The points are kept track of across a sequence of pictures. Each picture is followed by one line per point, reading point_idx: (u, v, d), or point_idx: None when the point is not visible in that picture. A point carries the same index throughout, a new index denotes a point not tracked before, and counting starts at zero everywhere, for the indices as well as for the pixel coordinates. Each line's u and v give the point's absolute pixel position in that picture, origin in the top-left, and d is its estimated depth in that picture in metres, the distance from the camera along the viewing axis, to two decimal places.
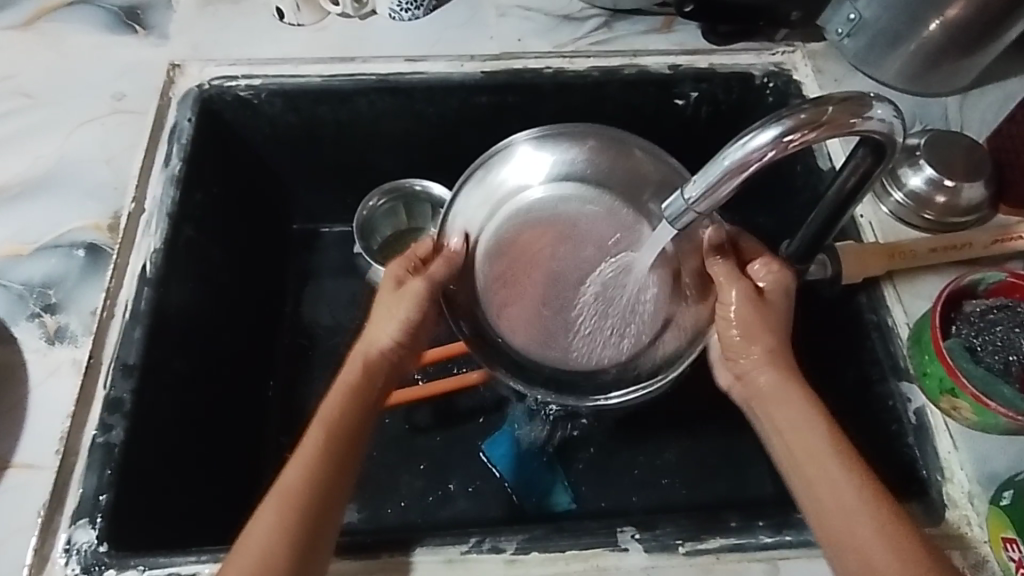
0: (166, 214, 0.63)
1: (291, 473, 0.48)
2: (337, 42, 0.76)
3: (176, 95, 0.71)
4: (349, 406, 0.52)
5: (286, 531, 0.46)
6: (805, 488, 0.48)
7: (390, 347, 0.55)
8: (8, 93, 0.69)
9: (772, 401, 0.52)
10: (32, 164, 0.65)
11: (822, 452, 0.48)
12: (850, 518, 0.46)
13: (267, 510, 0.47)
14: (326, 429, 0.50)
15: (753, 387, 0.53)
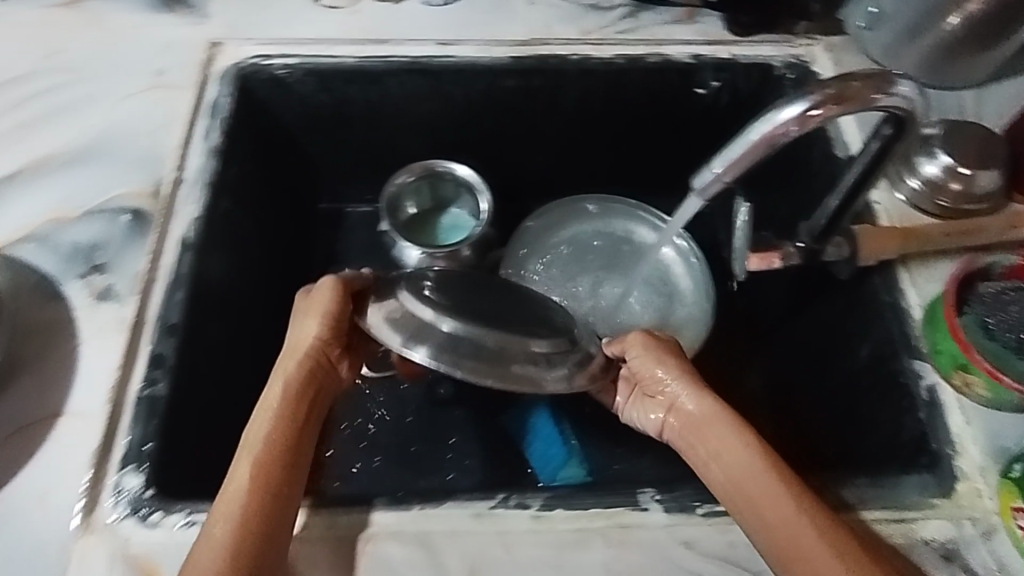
0: (206, 184, 0.66)
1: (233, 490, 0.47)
2: (371, 25, 0.78)
3: (215, 72, 0.73)
4: (273, 425, 0.51)
5: (242, 543, 0.45)
6: (743, 502, 0.49)
7: (315, 351, 0.56)
8: (53, 66, 0.72)
9: (700, 428, 0.54)
10: (77, 134, 0.68)
11: (744, 462, 0.50)
12: (790, 530, 0.47)
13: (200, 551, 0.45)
14: (264, 445, 0.50)
15: (685, 417, 0.55)
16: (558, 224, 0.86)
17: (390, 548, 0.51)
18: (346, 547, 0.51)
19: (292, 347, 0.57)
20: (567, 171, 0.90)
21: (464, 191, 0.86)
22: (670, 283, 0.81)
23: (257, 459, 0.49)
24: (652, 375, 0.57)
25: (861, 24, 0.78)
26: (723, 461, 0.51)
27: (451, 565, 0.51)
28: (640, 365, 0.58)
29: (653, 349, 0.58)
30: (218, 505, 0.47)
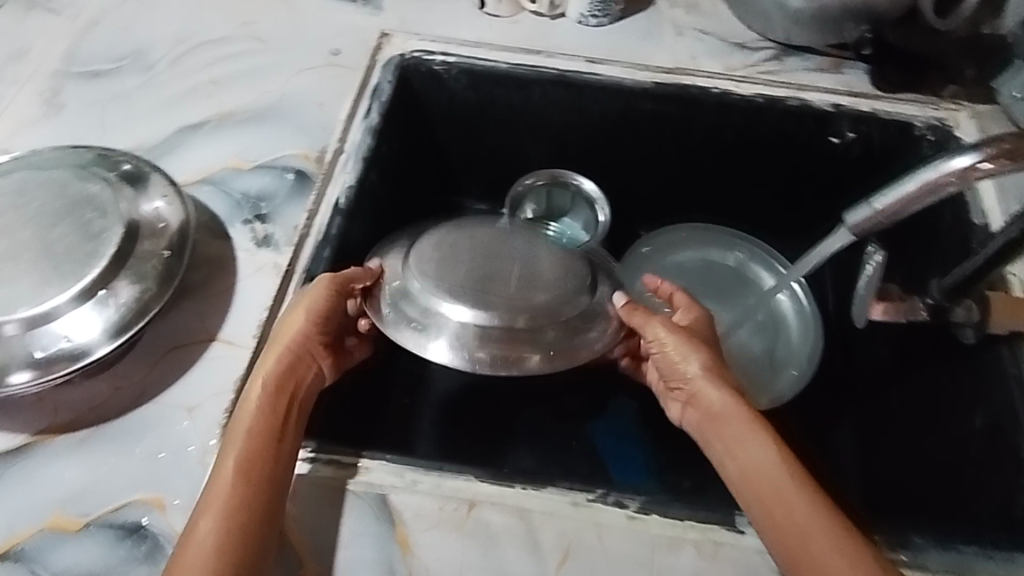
0: (361, 158, 0.71)
1: (224, 473, 0.49)
2: (527, 36, 0.83)
3: (381, 60, 0.80)
4: (264, 402, 0.53)
5: (237, 520, 0.47)
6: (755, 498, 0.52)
7: (305, 323, 0.58)
8: (246, 35, 0.79)
9: (720, 421, 0.56)
10: (255, 97, 0.75)
11: (753, 457, 0.53)
12: (806, 538, 0.48)
13: (206, 517, 0.47)
14: (247, 436, 0.51)
15: (703, 411, 0.58)
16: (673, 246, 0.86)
17: (490, 516, 0.53)
18: (448, 507, 0.53)
19: (285, 331, 0.58)
20: (687, 198, 0.91)
21: (581, 205, 0.88)
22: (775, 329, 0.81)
23: (244, 437, 0.51)
24: (674, 358, 0.61)
25: (1016, 95, 0.77)
26: (740, 461, 0.53)
27: (544, 544, 0.52)
28: (662, 346, 0.61)
29: (676, 336, 0.61)
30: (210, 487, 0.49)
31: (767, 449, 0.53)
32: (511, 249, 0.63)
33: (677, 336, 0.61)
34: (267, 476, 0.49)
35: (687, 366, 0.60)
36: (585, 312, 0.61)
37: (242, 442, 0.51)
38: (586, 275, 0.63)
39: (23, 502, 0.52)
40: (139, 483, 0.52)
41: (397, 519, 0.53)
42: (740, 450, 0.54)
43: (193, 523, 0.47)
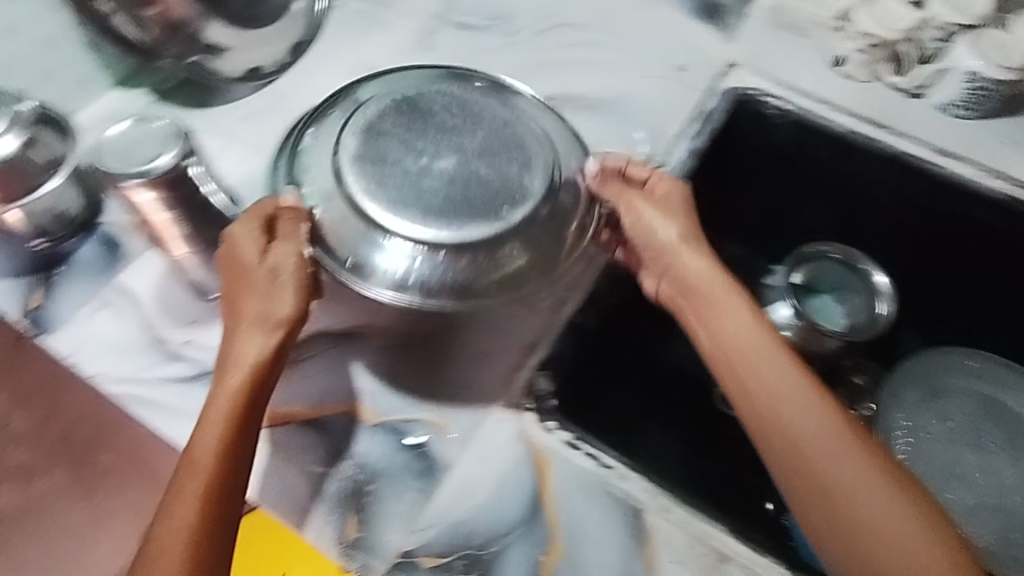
0: (680, 176, 0.74)
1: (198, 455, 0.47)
2: (876, 107, 0.79)
3: (719, 87, 0.80)
4: (220, 397, 0.49)
5: (213, 499, 0.45)
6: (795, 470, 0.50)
7: (270, 276, 0.53)
8: (600, 29, 0.83)
9: (754, 363, 0.54)
10: (601, 90, 0.78)
11: (802, 425, 0.51)
12: (856, 488, 0.48)
13: (156, 543, 0.44)
14: (206, 440, 0.47)
15: (737, 354, 0.55)
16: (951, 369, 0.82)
17: None
18: (699, 549, 0.52)
19: (262, 315, 0.51)
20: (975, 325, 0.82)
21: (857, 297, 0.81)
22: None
23: (198, 446, 0.47)
24: (663, 233, 0.60)
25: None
26: (788, 405, 0.52)
27: None
28: (683, 256, 0.59)
29: (683, 230, 0.60)
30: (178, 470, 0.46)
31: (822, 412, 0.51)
32: (433, 113, 0.63)
33: (665, 210, 0.61)
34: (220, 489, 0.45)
35: (669, 239, 0.60)
36: (557, 200, 0.61)
37: (194, 459, 0.46)
38: (516, 140, 0.62)
39: (323, 379, 0.56)
40: (427, 405, 0.56)
41: (646, 540, 0.52)
42: (783, 401, 0.52)
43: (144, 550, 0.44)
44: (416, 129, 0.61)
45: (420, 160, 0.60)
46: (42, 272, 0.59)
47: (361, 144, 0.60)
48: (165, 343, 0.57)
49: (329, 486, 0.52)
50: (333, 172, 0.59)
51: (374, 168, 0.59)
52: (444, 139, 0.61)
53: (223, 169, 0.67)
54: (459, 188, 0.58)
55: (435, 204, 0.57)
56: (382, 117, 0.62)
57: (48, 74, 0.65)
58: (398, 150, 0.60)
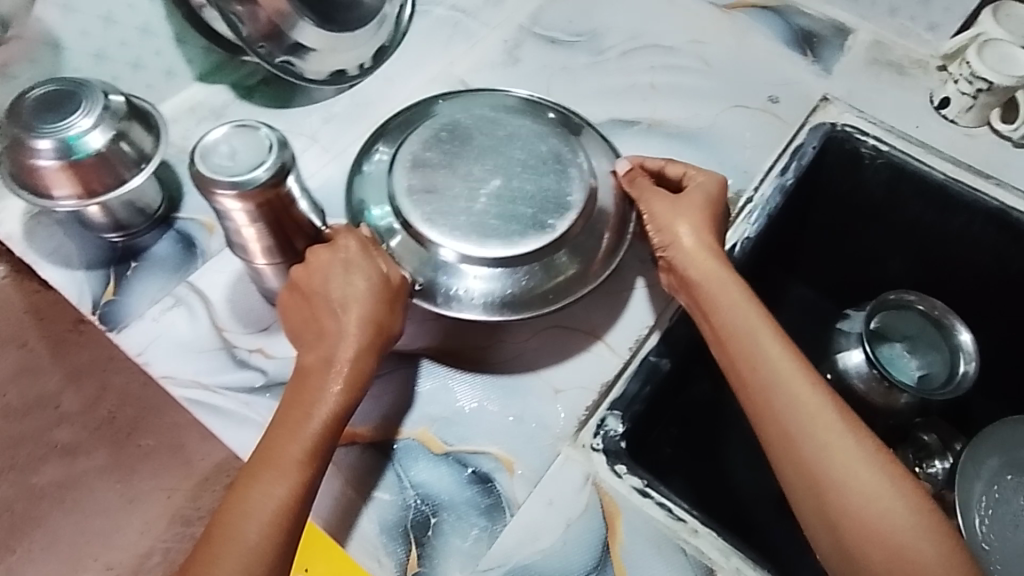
0: (766, 214, 0.71)
1: (288, 451, 0.46)
2: (979, 155, 0.75)
3: (812, 122, 0.77)
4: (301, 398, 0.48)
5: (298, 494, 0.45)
6: (786, 457, 0.50)
7: (388, 293, 0.51)
8: (692, 53, 0.80)
9: (791, 400, 0.51)
10: (690, 117, 0.76)
11: (795, 411, 0.51)
12: (892, 538, 0.47)
13: (236, 533, 0.43)
14: (286, 437, 0.46)
15: (773, 388, 0.52)
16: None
17: None
18: None
19: (376, 331, 0.50)
20: None
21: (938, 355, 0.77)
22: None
23: (279, 443, 0.46)
24: (676, 233, 0.58)
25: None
26: (827, 449, 0.49)
27: None
28: (692, 253, 0.57)
29: (698, 231, 0.58)
30: (260, 462, 0.46)
31: (818, 397, 0.51)
32: (476, 128, 0.62)
33: (682, 212, 0.59)
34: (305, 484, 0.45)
35: (687, 234, 0.58)
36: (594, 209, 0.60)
37: (272, 456, 0.46)
38: (554, 153, 0.61)
39: (378, 401, 0.54)
40: (495, 437, 0.54)
41: None
42: (822, 442, 0.49)
43: (217, 536, 0.44)
44: (462, 145, 0.60)
45: (467, 176, 0.59)
46: (118, 265, 0.59)
47: (410, 171, 0.59)
48: (235, 350, 0.56)
49: (389, 512, 0.50)
50: (388, 194, 0.58)
51: (426, 195, 0.58)
52: (486, 153, 0.60)
53: (306, 171, 0.67)
54: (506, 204, 0.58)
55: (488, 224, 0.56)
56: (426, 140, 0.61)
57: (139, 62, 0.65)
58: (445, 167, 0.59)
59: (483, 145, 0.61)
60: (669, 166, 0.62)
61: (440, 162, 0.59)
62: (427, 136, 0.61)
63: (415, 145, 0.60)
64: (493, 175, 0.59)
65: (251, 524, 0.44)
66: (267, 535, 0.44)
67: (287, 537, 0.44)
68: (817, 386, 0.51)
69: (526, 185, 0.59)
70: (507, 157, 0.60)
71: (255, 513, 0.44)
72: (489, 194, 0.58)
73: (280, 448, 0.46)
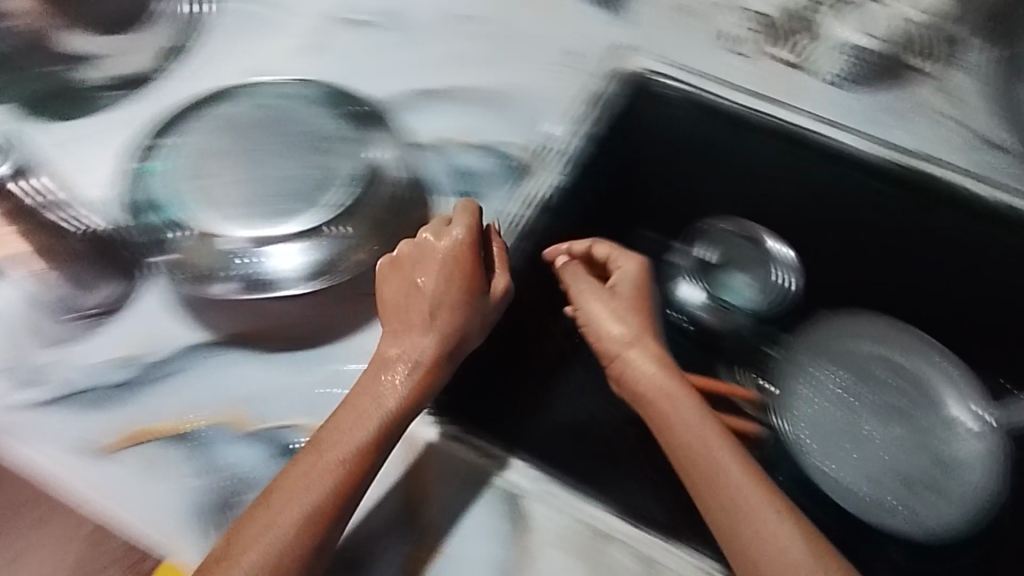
0: (571, 160, 0.73)
1: (349, 442, 0.51)
2: (766, 81, 0.78)
3: (611, 71, 0.79)
4: (359, 398, 0.53)
5: (344, 484, 0.50)
6: (725, 518, 0.51)
7: (479, 304, 0.58)
8: (489, 17, 0.81)
9: (710, 471, 0.53)
10: (490, 81, 0.77)
11: (731, 471, 0.53)
12: None
13: (279, 514, 0.48)
14: (344, 428, 0.52)
15: (697, 460, 0.54)
16: (844, 327, 0.80)
17: (616, 553, 0.52)
18: (580, 529, 0.52)
19: (448, 330, 0.57)
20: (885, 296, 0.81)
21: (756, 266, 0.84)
22: (948, 452, 0.71)
23: (339, 428, 0.52)
24: (619, 337, 0.63)
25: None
26: (748, 526, 0.50)
27: None
28: (632, 359, 0.61)
29: (629, 332, 0.63)
30: (325, 445, 0.51)
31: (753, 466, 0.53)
32: (257, 119, 0.67)
33: (620, 315, 0.64)
34: (352, 481, 0.50)
35: (616, 334, 0.63)
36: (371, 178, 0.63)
37: (323, 449, 0.51)
38: (332, 133, 0.66)
39: (199, 392, 0.56)
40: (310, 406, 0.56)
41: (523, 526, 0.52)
42: (740, 515, 0.51)
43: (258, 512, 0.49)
44: (243, 136, 0.65)
45: (248, 164, 0.64)
46: None
47: (193, 164, 0.64)
48: (31, 363, 0.59)
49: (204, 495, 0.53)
50: (173, 188, 0.63)
51: (209, 186, 0.62)
52: (265, 140, 0.65)
53: (91, 185, 0.65)
54: (283, 184, 0.62)
55: (266, 204, 0.61)
56: (216, 137, 0.65)
57: None
58: (227, 158, 0.64)
59: (262, 135, 0.65)
60: (603, 252, 0.69)
61: (221, 154, 0.64)
62: (211, 132, 0.66)
63: (198, 141, 0.65)
64: (273, 159, 0.64)
65: (297, 501, 0.48)
66: (317, 517, 0.48)
67: (323, 531, 0.48)
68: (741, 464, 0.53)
69: (301, 165, 0.63)
70: (282, 143, 0.65)
71: (287, 511, 0.48)
72: (268, 176, 0.63)
73: (339, 441, 0.51)
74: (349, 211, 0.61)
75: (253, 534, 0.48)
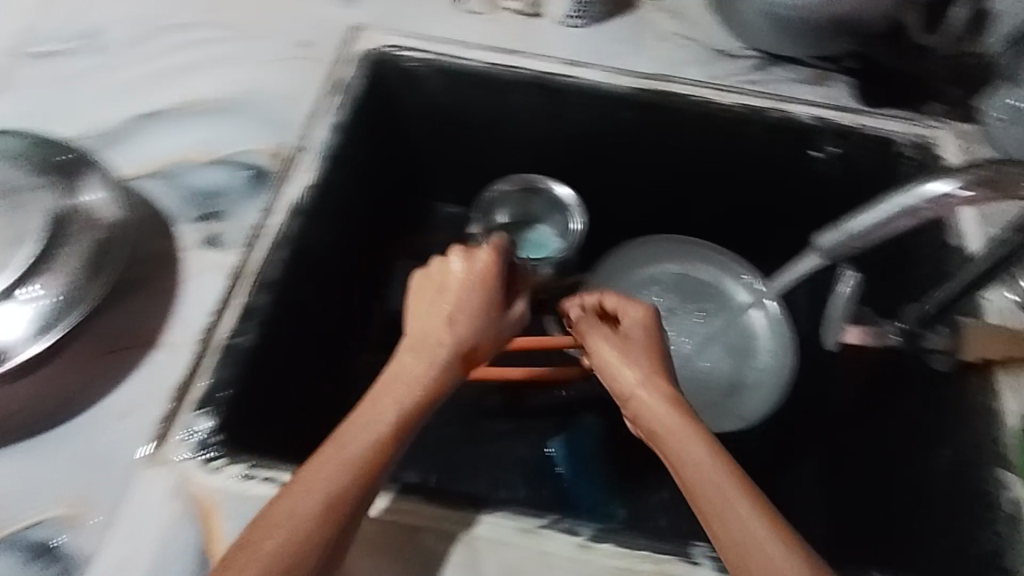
0: (325, 157, 0.67)
1: (338, 469, 0.44)
2: (506, 35, 0.78)
3: (351, 54, 0.74)
4: (358, 420, 0.47)
5: (322, 519, 0.42)
6: (740, 545, 0.42)
7: (496, 321, 0.53)
8: (207, 22, 0.75)
9: (707, 492, 0.45)
10: (220, 88, 0.71)
11: (736, 490, 0.44)
12: None
13: (255, 554, 0.40)
14: (332, 453, 0.45)
15: (691, 483, 0.46)
16: (657, 253, 0.85)
17: (432, 543, 0.52)
18: (392, 527, 0.52)
19: (454, 344, 0.51)
20: (667, 215, 0.86)
21: (555, 213, 0.84)
22: (749, 351, 0.79)
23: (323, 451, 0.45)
24: (628, 378, 0.53)
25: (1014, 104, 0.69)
26: (750, 550, 0.42)
27: (487, 569, 0.51)
28: (627, 378, 0.53)
29: (645, 371, 0.53)
30: (307, 470, 0.44)
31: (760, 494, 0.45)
32: None
33: (630, 355, 0.54)
34: (329, 520, 0.42)
35: (623, 370, 0.53)
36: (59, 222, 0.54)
37: (307, 482, 0.43)
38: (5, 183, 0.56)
39: None
40: (62, 497, 0.51)
41: None
42: (740, 540, 0.42)
43: (230, 552, 0.41)
44: None
45: None
46: None
47: None
48: None
49: None
50: None
51: None
52: None
53: None
54: None
55: None
56: None
57: None
58: None
59: None
60: (607, 299, 0.59)
61: None
62: None
63: None
64: None
65: (267, 542, 0.41)
66: (337, 502, 0.43)
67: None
68: (734, 476, 0.45)
69: None
70: None
71: (262, 552, 0.41)
72: None
73: (359, 433, 0.46)
74: (36, 267, 0.52)
75: (272, 520, 0.42)
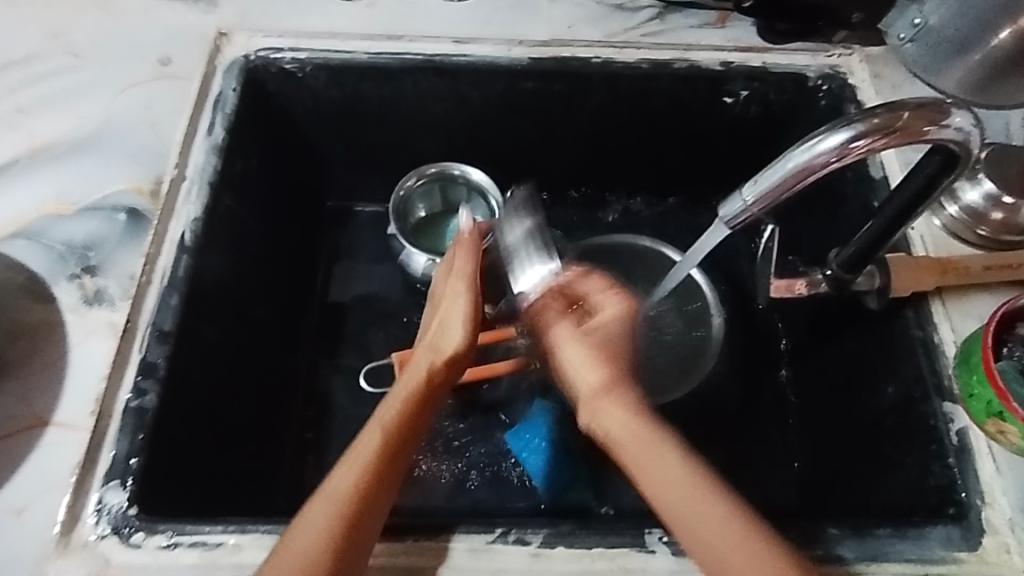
0: (207, 182, 0.63)
1: (348, 480, 0.48)
2: (386, 19, 0.72)
3: (222, 64, 0.69)
4: (377, 428, 0.51)
5: (343, 532, 0.45)
6: None
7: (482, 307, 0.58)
8: (59, 50, 0.69)
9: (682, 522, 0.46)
10: (79, 125, 0.65)
11: (682, 477, 0.48)
12: None
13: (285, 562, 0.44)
14: (357, 460, 0.49)
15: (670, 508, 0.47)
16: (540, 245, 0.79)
17: None
18: None
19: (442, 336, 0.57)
20: (592, 181, 0.83)
21: (476, 196, 0.79)
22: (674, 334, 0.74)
23: (349, 461, 0.49)
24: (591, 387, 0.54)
25: (917, 22, 0.67)
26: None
27: None
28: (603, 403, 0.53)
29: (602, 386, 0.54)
30: (332, 477, 0.48)
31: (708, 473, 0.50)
32: None
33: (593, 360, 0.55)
34: (354, 530, 0.46)
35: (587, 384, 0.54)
36: None
37: (332, 491, 0.47)
38: None
39: None
40: None
41: None
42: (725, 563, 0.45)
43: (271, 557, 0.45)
44: None
45: None
46: None
47: None
48: None
49: None
50: None
51: None
52: None
53: None
54: None
55: None
56: None
57: None
58: None
59: None
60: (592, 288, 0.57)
61: None
62: None
63: None
64: None
65: (296, 549, 0.44)
66: (347, 511, 0.46)
67: None
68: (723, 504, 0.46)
69: None
70: None
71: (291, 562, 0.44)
72: None
73: (371, 442, 0.50)
74: None
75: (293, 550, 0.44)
